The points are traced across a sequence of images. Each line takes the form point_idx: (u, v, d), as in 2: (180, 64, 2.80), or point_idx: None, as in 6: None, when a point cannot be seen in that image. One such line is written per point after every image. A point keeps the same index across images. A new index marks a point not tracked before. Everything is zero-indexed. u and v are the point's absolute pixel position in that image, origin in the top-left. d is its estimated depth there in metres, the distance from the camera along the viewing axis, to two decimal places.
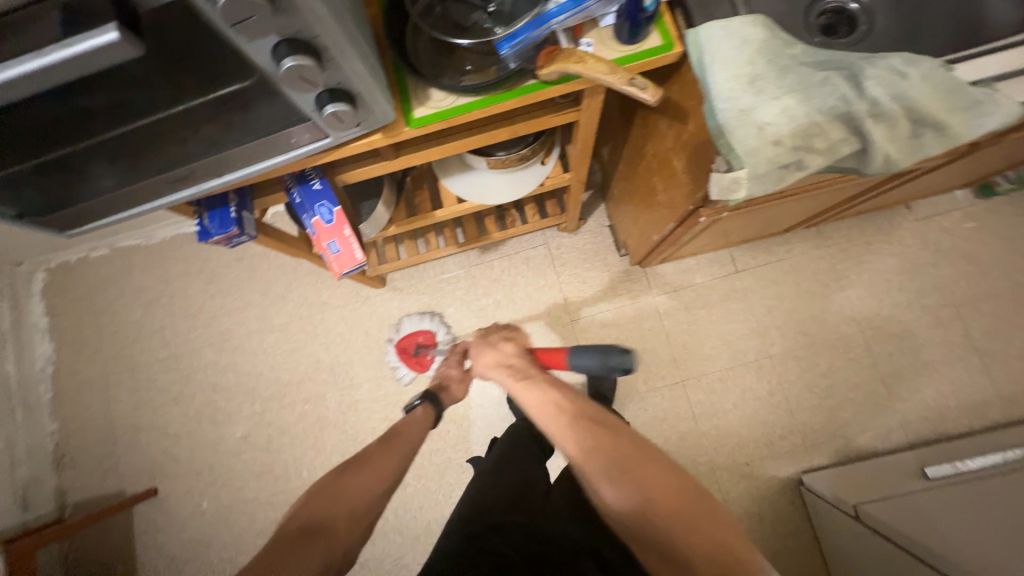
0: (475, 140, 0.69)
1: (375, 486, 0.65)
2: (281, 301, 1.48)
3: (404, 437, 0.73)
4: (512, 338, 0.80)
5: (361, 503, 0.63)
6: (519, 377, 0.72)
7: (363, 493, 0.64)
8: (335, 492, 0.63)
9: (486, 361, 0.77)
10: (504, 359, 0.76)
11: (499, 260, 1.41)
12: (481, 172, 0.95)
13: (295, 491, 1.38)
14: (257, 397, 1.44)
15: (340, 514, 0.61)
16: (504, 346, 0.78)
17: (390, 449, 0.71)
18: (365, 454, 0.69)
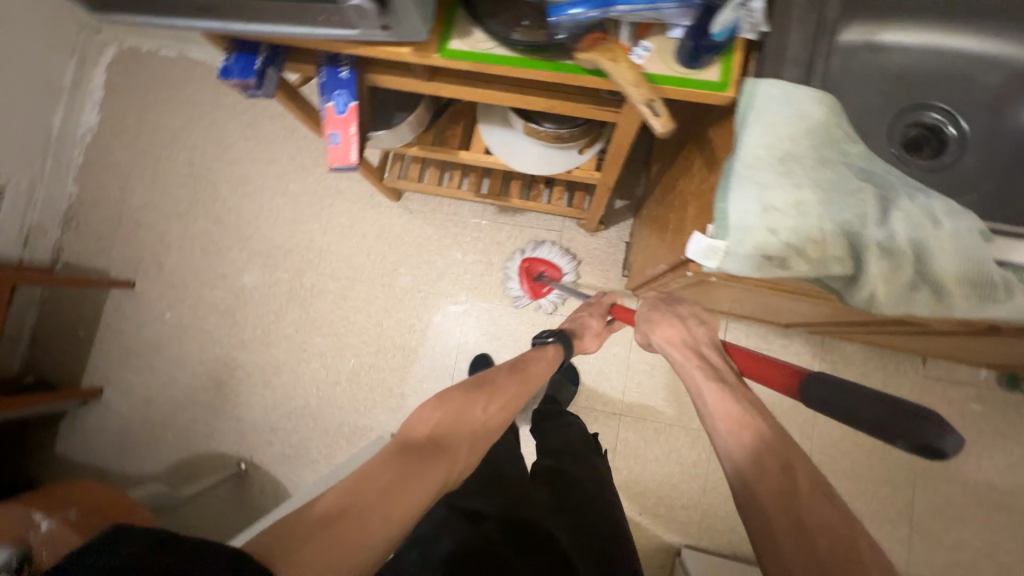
0: (508, 98, 0.67)
1: (495, 416, 0.79)
2: (303, 171, 1.52)
3: (529, 375, 0.87)
4: (710, 327, 0.79)
5: (481, 429, 0.76)
6: (710, 373, 0.71)
7: (483, 415, 0.77)
8: (462, 416, 0.76)
9: (661, 332, 0.80)
10: (692, 339, 0.77)
11: (510, 227, 1.40)
12: (517, 134, 0.94)
13: (245, 341, 1.48)
14: (247, 247, 1.51)
15: (462, 427, 0.75)
16: (692, 328, 0.79)
17: (512, 382, 0.84)
18: (494, 387, 0.82)
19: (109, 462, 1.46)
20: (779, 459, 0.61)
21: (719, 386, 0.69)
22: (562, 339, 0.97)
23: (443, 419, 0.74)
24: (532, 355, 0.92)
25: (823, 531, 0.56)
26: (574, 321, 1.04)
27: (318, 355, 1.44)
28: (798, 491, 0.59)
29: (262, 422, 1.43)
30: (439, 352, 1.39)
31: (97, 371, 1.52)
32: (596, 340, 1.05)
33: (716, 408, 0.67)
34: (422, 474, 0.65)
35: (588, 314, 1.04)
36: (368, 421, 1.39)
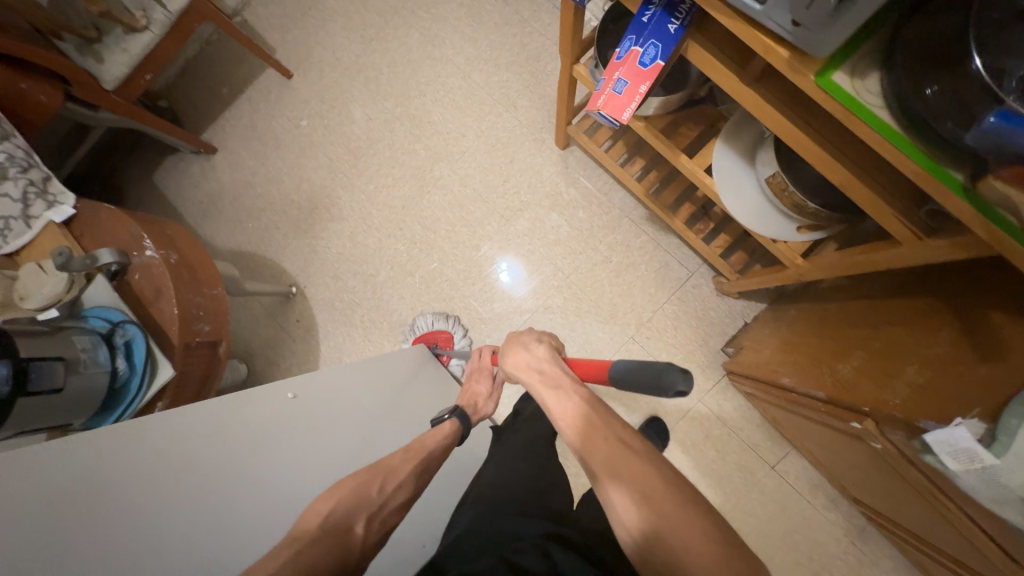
0: (815, 155, 0.59)
1: (400, 496, 0.62)
2: (492, 66, 1.43)
3: (419, 452, 0.69)
4: (545, 339, 0.71)
5: (383, 512, 0.60)
6: (551, 384, 0.64)
7: (380, 501, 0.60)
8: (359, 500, 0.58)
9: (517, 367, 0.68)
10: (538, 363, 0.67)
11: (646, 239, 1.32)
12: (751, 176, 0.85)
13: (354, 186, 1.48)
14: (402, 104, 1.47)
15: (361, 508, 0.58)
16: (536, 350, 0.69)
17: (416, 452, 0.69)
18: (391, 461, 0.65)
19: (192, 216, 1.53)
20: (597, 426, 0.58)
21: (559, 394, 0.62)
22: (459, 413, 0.82)
23: (335, 501, 0.57)
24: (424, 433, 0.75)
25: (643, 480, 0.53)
26: (464, 391, 0.93)
27: (407, 239, 1.44)
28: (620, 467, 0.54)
29: (328, 264, 1.47)
30: (511, 306, 1.36)
31: (220, 132, 1.55)
32: (492, 401, 0.92)
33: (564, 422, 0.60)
34: (310, 557, 0.51)
35: (474, 381, 0.93)
36: None
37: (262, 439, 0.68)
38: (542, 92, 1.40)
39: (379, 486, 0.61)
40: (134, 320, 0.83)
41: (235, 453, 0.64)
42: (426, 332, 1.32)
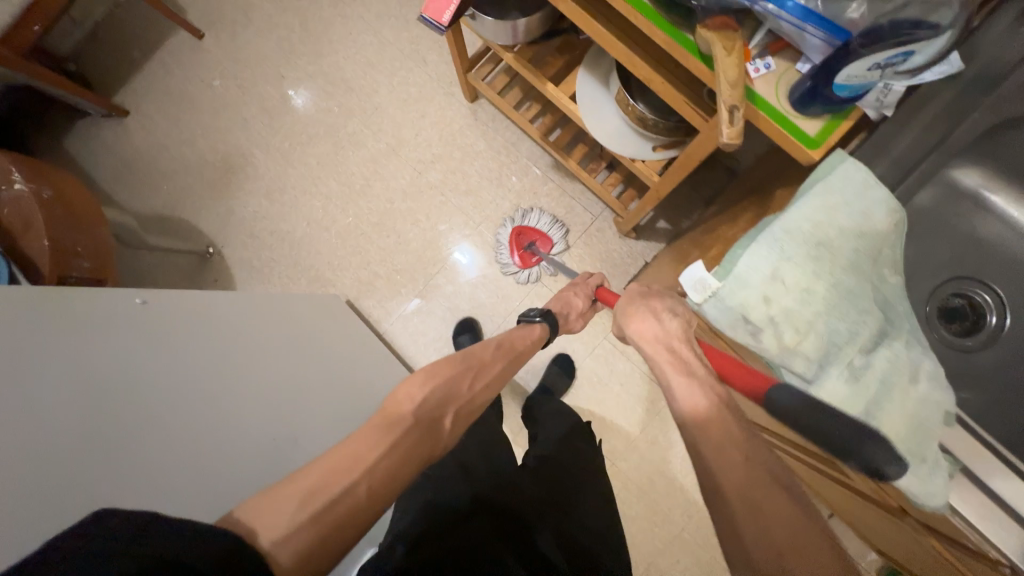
0: (614, 49, 0.63)
1: (483, 394, 0.70)
2: (402, 22, 1.46)
3: (512, 351, 0.77)
4: (677, 310, 0.58)
5: (466, 407, 0.67)
6: (680, 369, 0.52)
7: (471, 396, 0.68)
8: (450, 387, 0.66)
9: (639, 333, 0.57)
10: (657, 332, 0.56)
11: (553, 186, 1.37)
12: (608, 99, 0.90)
13: (269, 144, 1.48)
14: (315, 63, 1.48)
15: (450, 402, 0.65)
16: (666, 319, 0.57)
17: (501, 361, 0.74)
18: (481, 361, 0.72)
19: (104, 181, 1.51)
20: (718, 413, 0.48)
21: (691, 380, 0.51)
22: (551, 320, 0.85)
23: (429, 391, 0.63)
24: (514, 332, 0.81)
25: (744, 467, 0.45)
26: (558, 297, 0.91)
27: (324, 195, 1.45)
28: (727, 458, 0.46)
29: (245, 223, 1.47)
30: (427, 256, 1.40)
31: (131, 95, 1.53)
32: (580, 320, 0.91)
33: (691, 415, 0.49)
34: (407, 441, 0.58)
35: (573, 293, 0.90)
36: (335, 277, 1.42)
37: (125, 330, 0.72)
38: None
39: (469, 397, 0.68)
40: (1, 253, 0.82)
41: (98, 337, 0.68)
42: (532, 227, 1.33)
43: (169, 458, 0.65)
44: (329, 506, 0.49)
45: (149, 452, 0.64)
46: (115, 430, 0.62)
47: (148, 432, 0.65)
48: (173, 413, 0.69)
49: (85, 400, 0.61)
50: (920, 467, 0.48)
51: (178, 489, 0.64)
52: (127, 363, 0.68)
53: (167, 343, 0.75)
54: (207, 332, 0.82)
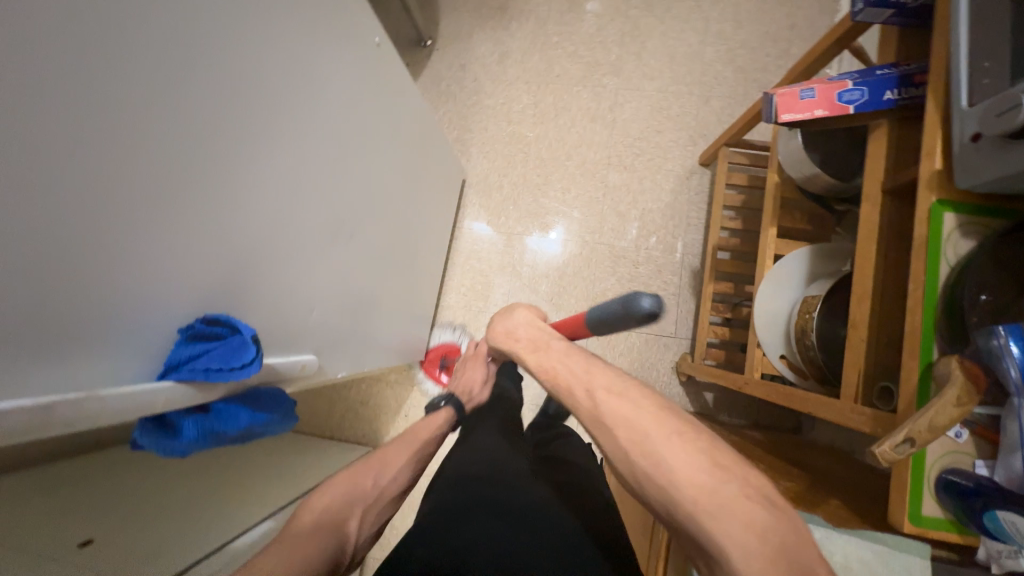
0: (859, 280, 0.61)
1: (395, 486, 0.71)
2: (726, 58, 1.41)
3: (412, 443, 0.76)
4: (525, 305, 0.73)
5: (374, 504, 0.67)
6: (530, 347, 0.64)
7: (376, 490, 0.68)
8: (355, 488, 0.66)
9: (500, 336, 0.71)
10: (518, 327, 0.69)
11: (674, 281, 1.35)
12: (796, 287, 0.87)
13: (544, 26, 1.49)
14: (639, 13, 1.46)
15: (358, 499, 0.65)
16: (521, 314, 0.71)
17: (410, 445, 0.76)
18: (383, 458, 0.71)
19: None
20: (578, 370, 0.55)
21: (539, 353, 0.62)
22: (455, 403, 0.88)
23: (336, 495, 0.63)
24: (414, 426, 0.81)
25: (627, 428, 0.47)
26: (460, 376, 0.94)
27: (534, 98, 1.46)
28: (610, 407, 0.49)
29: (468, 54, 1.50)
30: (542, 218, 1.41)
31: None
32: (484, 390, 0.93)
33: (544, 376, 0.59)
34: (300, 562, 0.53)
35: (467, 369, 0.95)
36: (474, 156, 1.46)
37: (343, 34, 0.66)
38: (734, 114, 1.39)
39: (387, 469, 0.70)
40: None
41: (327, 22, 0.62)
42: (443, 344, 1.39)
43: (257, 179, 0.54)
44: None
45: (261, 154, 0.54)
46: (277, 101, 0.54)
47: (271, 143, 0.55)
48: (316, 133, 0.63)
49: (276, 63, 0.53)
50: None
51: (222, 211, 0.50)
52: (297, 205, 0.63)
53: (341, 96, 0.68)
54: (371, 99, 0.79)
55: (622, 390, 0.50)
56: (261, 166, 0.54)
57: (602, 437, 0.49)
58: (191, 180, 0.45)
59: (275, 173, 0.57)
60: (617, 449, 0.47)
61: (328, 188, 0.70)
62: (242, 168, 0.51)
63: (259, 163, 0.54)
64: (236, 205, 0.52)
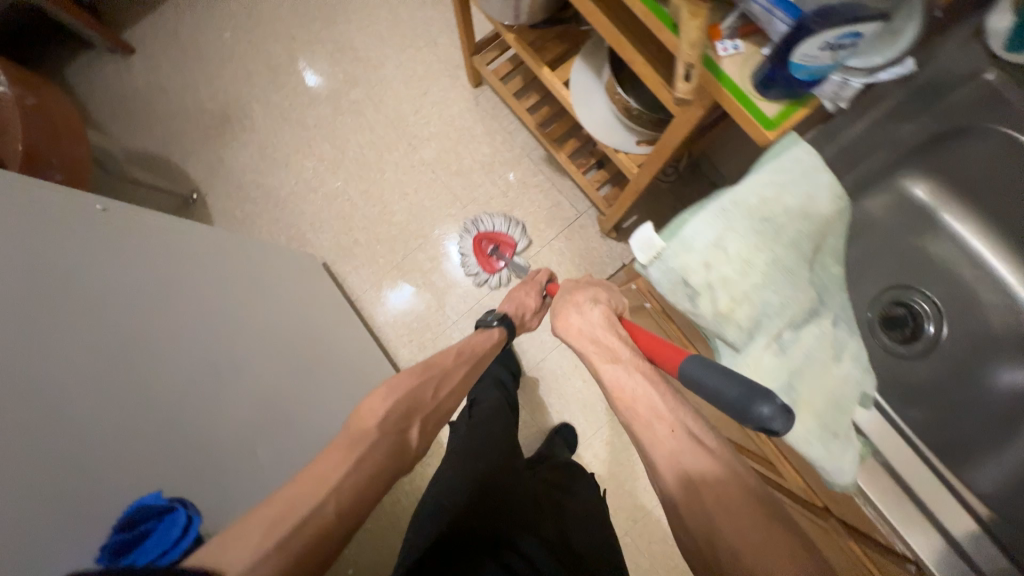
0: (603, 29, 0.66)
1: (449, 399, 0.73)
2: (418, 3, 1.49)
3: (473, 358, 0.78)
4: (601, 300, 0.64)
5: (435, 413, 0.71)
6: (606, 356, 0.57)
7: (434, 405, 0.70)
8: (416, 399, 0.67)
9: (570, 325, 0.62)
10: (595, 328, 0.60)
11: (542, 178, 1.39)
12: (598, 88, 0.92)
13: (270, 101, 1.49)
14: (328, 29, 1.50)
15: (416, 413, 0.67)
16: (587, 308, 0.62)
17: (472, 365, 0.78)
18: (446, 371, 0.73)
19: (98, 115, 1.51)
20: (658, 409, 0.50)
21: (617, 367, 0.55)
22: (507, 325, 0.85)
23: (395, 401, 0.64)
24: (474, 337, 0.82)
25: (710, 490, 0.45)
26: (511, 298, 0.89)
27: (315, 156, 1.46)
28: (694, 463, 0.47)
29: (234, 174, 1.47)
30: (409, 229, 1.41)
31: (142, 36, 1.56)
32: (535, 318, 0.92)
33: (617, 398, 0.53)
34: (365, 466, 0.58)
35: (526, 294, 0.89)
36: (314, 239, 1.42)
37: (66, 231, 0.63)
38: None
39: (451, 383, 0.73)
40: None
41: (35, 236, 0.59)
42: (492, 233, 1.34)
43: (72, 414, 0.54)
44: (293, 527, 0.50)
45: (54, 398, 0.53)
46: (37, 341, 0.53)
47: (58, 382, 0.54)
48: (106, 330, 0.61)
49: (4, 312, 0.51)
50: (843, 447, 0.44)
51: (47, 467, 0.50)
52: (202, 373, 0.71)
53: (111, 277, 0.65)
54: (155, 251, 0.76)
55: (700, 441, 0.48)
56: (145, 352, 0.65)
57: (674, 484, 0.46)
58: (77, 384, 0.56)
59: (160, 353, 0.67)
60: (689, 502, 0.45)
61: (228, 350, 0.78)
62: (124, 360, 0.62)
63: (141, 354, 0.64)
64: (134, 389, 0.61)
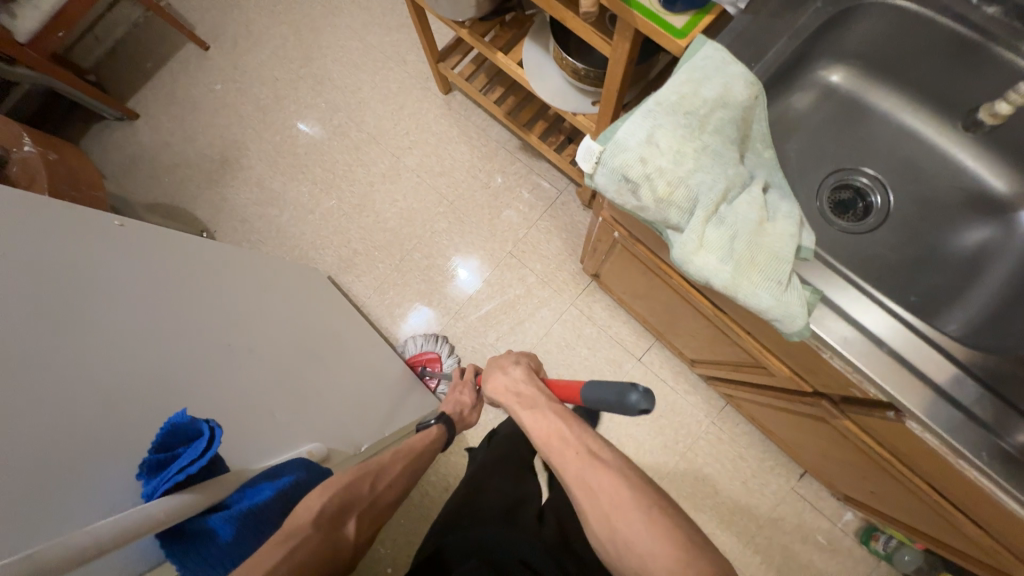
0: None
1: (388, 495, 0.61)
2: (384, 30, 1.63)
3: (411, 452, 0.68)
4: (522, 360, 0.70)
5: (370, 511, 0.58)
6: (528, 404, 0.62)
7: (371, 498, 0.58)
8: (354, 491, 0.56)
9: (500, 390, 0.67)
10: (516, 382, 0.66)
11: (520, 165, 1.47)
12: (548, 61, 1.01)
13: (262, 138, 1.62)
14: (306, 67, 1.65)
15: (353, 507, 0.55)
16: (512, 371, 0.68)
17: (408, 457, 0.67)
18: (382, 462, 0.62)
19: (111, 175, 1.65)
20: (568, 437, 0.56)
21: (534, 412, 0.60)
22: (444, 420, 0.78)
23: (331, 496, 0.53)
24: (414, 436, 0.72)
25: (610, 497, 0.51)
26: (447, 400, 0.87)
27: (309, 180, 1.56)
28: (596, 479, 0.52)
29: (237, 208, 1.58)
30: (402, 233, 1.49)
31: (143, 100, 1.72)
32: (476, 413, 0.88)
33: (536, 436, 0.58)
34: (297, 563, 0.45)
35: (458, 392, 0.88)
36: (317, 256, 1.50)
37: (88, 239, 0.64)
38: None
39: (389, 465, 0.63)
40: None
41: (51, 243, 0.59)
42: (419, 353, 1.35)
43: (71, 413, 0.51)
44: None
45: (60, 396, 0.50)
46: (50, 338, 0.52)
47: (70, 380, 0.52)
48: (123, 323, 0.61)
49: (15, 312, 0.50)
50: (787, 298, 0.48)
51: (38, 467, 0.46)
52: (206, 331, 0.71)
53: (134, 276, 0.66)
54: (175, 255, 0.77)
55: (599, 455, 0.54)
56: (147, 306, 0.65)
57: (584, 499, 0.52)
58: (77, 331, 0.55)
59: (156, 308, 0.66)
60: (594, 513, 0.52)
61: (224, 316, 0.77)
62: (117, 307, 0.61)
63: (142, 304, 0.64)
64: (132, 333, 0.60)
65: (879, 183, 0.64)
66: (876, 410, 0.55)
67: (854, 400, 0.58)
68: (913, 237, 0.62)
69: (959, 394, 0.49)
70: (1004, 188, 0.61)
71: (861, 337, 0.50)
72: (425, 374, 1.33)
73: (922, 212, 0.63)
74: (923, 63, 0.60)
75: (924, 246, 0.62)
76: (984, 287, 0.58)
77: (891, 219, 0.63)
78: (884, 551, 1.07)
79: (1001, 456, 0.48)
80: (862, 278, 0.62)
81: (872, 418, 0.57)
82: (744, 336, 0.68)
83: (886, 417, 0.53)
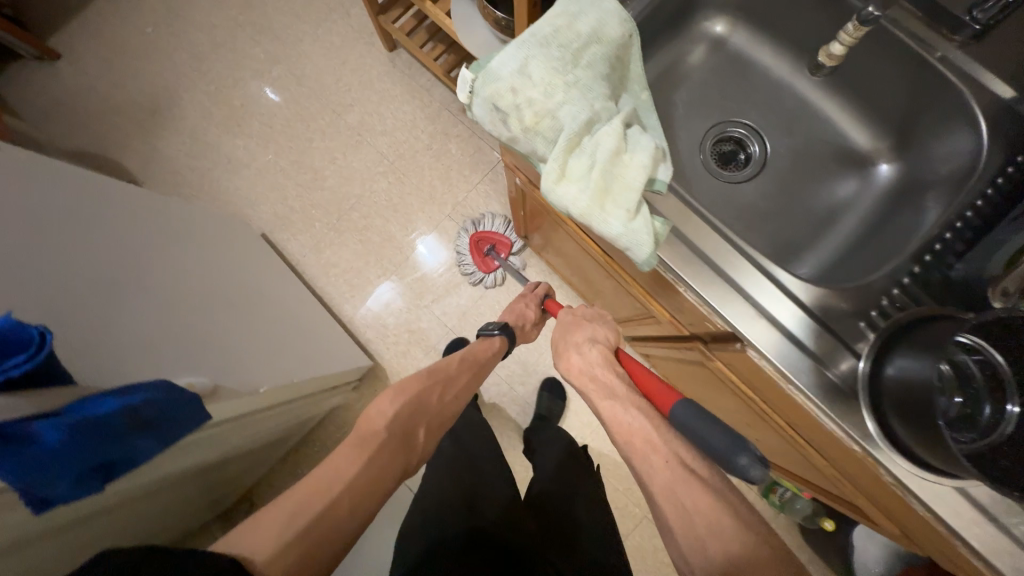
0: None
1: (454, 405, 0.68)
2: None
3: (474, 364, 0.74)
4: (596, 340, 0.63)
5: (437, 421, 0.65)
6: (605, 393, 0.55)
7: (439, 410, 0.65)
8: (424, 405, 0.63)
9: (574, 368, 0.61)
10: (593, 366, 0.59)
11: (463, 128, 1.45)
12: (474, 12, 0.99)
13: (196, 87, 1.54)
14: (244, 14, 1.57)
15: (421, 420, 0.62)
16: (587, 352, 0.62)
17: (473, 375, 0.73)
18: (448, 372, 0.69)
19: (29, 119, 1.54)
20: (654, 442, 0.48)
21: (615, 404, 0.53)
22: (507, 334, 0.83)
23: (400, 409, 0.59)
24: (475, 345, 0.78)
25: (710, 521, 0.43)
26: (510, 311, 0.90)
27: (245, 134, 1.50)
28: (689, 495, 0.44)
29: (168, 159, 1.51)
30: (341, 192, 1.45)
31: (66, 41, 1.61)
32: (536, 329, 0.92)
33: (615, 432, 0.51)
34: (371, 474, 0.53)
35: (524, 305, 0.90)
36: (251, 213, 1.46)
37: None
38: None
39: (454, 390, 0.69)
40: None
41: None
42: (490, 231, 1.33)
43: None
44: (311, 527, 0.47)
45: None
46: None
47: None
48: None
49: None
50: (636, 226, 0.49)
51: None
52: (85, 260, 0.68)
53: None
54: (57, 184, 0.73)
55: (693, 470, 0.47)
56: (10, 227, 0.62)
57: (669, 516, 0.44)
58: None
59: (23, 229, 0.63)
60: (683, 528, 0.43)
61: (110, 249, 0.74)
62: None
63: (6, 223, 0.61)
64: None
65: (757, 135, 0.67)
66: (727, 344, 0.58)
67: (713, 338, 0.61)
68: (781, 185, 0.65)
69: (793, 324, 0.53)
70: (865, 143, 0.64)
71: (707, 267, 0.53)
72: (490, 253, 1.33)
73: (793, 163, 0.66)
74: (795, 17, 0.62)
75: (791, 195, 0.65)
76: (838, 234, 0.62)
77: (766, 169, 0.66)
78: (780, 504, 1.14)
79: (824, 383, 0.51)
80: (734, 225, 0.65)
81: (727, 354, 0.60)
82: (630, 281, 0.70)
83: (733, 349, 0.56)
